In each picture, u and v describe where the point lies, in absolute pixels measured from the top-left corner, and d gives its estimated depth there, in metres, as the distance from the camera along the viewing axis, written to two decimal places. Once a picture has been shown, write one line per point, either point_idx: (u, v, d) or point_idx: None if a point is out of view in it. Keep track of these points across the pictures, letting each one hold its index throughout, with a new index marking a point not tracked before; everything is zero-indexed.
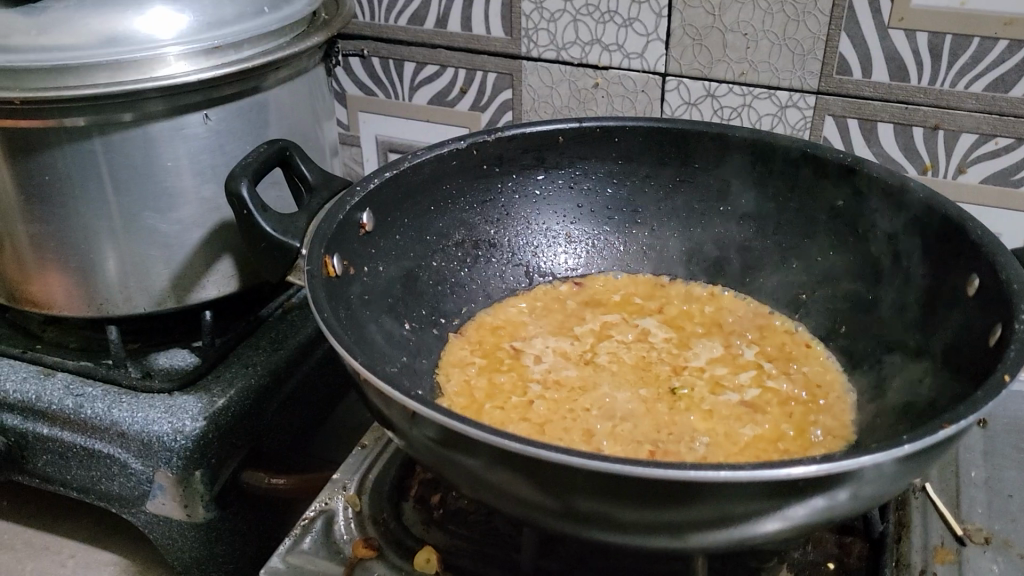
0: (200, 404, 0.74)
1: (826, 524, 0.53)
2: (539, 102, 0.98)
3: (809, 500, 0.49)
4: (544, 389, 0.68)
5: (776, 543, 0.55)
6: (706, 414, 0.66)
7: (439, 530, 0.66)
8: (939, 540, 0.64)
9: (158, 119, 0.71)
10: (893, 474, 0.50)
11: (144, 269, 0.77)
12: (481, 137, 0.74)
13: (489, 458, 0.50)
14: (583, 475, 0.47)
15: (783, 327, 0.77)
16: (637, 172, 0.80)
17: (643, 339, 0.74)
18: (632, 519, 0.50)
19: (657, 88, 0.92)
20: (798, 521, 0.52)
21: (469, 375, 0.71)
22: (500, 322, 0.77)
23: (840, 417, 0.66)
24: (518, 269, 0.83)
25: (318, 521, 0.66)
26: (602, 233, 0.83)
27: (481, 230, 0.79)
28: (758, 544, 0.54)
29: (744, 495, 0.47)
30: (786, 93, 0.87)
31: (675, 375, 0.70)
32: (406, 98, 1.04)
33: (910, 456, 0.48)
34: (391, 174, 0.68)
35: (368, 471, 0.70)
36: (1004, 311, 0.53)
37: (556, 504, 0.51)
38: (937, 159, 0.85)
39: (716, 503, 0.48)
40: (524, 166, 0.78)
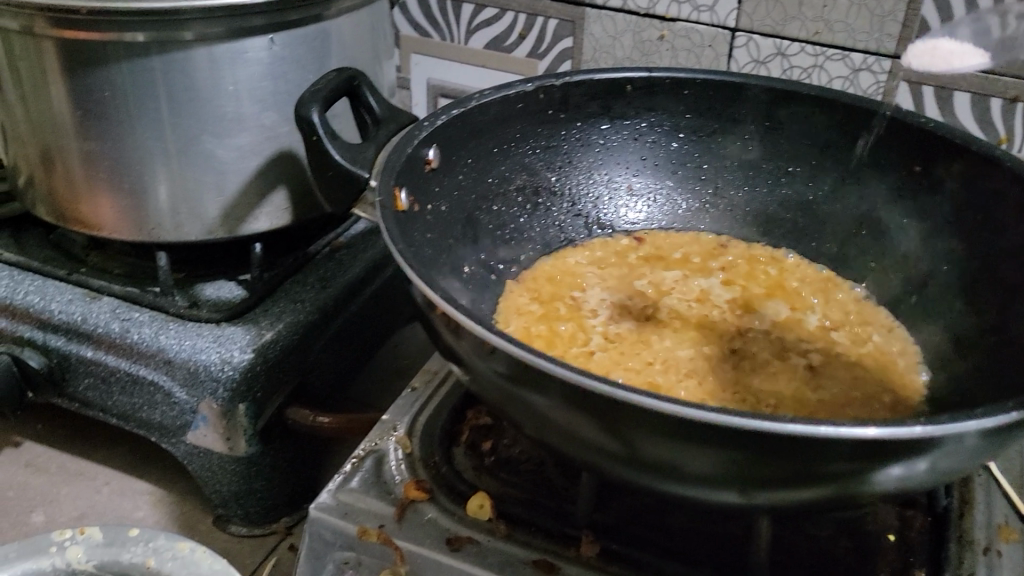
0: (249, 335, 0.73)
1: (904, 491, 0.51)
2: (600, 52, 0.95)
3: (894, 465, 0.47)
4: (606, 341, 0.66)
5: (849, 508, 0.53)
6: (772, 376, 0.64)
7: (491, 477, 0.65)
8: (1002, 519, 0.62)
9: (221, 40, 0.69)
10: (978, 446, 0.48)
11: (196, 197, 0.75)
12: (549, 80, 0.72)
13: (565, 400, 0.48)
14: (667, 423, 0.45)
15: (851, 295, 0.74)
16: (705, 126, 0.77)
17: (707, 297, 0.72)
18: (709, 472, 0.48)
19: (725, 44, 0.89)
20: (876, 488, 0.50)
21: (529, 323, 0.68)
22: (558, 271, 0.75)
23: (910, 386, 0.64)
24: (577, 220, 0.80)
25: (368, 460, 0.65)
26: (664, 188, 0.81)
27: (543, 177, 0.77)
28: (831, 507, 0.53)
29: (830, 455, 0.46)
30: (860, 55, 0.84)
31: (740, 335, 0.68)
32: (462, 41, 1.01)
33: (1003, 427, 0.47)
34: (459, 111, 0.67)
35: (418, 414, 0.69)
36: None
37: (630, 452, 0.49)
38: (1013, 133, 0.83)
39: (801, 462, 0.46)
40: (590, 114, 0.76)
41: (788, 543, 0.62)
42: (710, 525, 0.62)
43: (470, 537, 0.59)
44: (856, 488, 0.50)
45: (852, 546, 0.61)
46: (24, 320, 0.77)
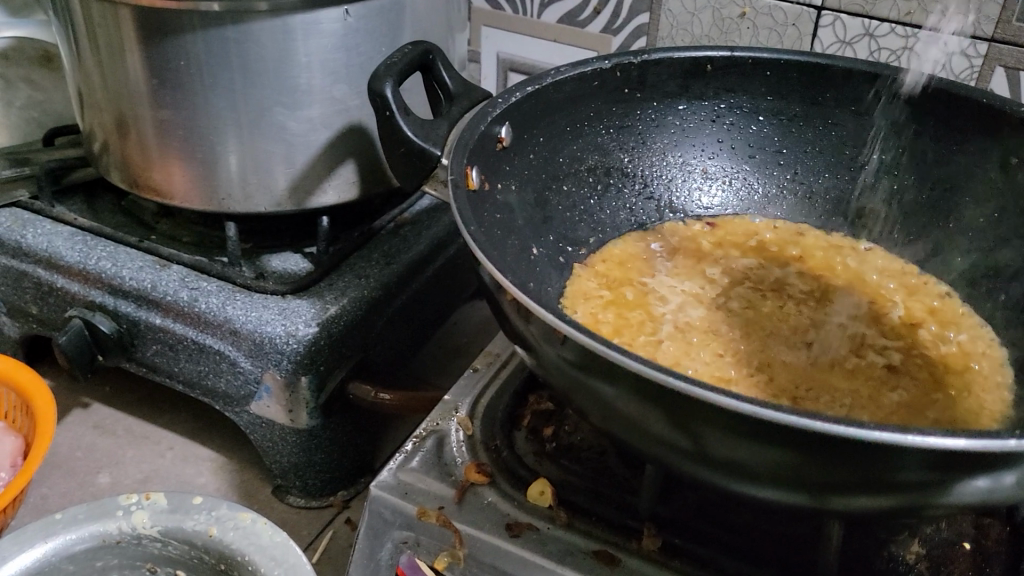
0: (314, 309, 0.73)
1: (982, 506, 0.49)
2: (677, 29, 0.92)
3: (974, 478, 0.45)
4: (676, 331, 0.64)
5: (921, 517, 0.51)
6: (849, 374, 0.61)
7: (553, 463, 0.64)
8: None
9: (297, 11, 0.68)
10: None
11: (266, 168, 0.75)
12: (627, 58, 0.70)
13: (634, 392, 0.47)
14: (741, 422, 0.44)
15: (934, 291, 0.70)
16: (785, 109, 0.75)
17: (781, 287, 0.70)
18: (781, 475, 0.47)
19: (809, 23, 0.85)
20: (952, 501, 0.48)
21: (596, 308, 0.67)
22: (627, 255, 0.73)
23: (998, 388, 0.61)
24: (649, 203, 0.78)
25: (429, 441, 0.64)
26: (740, 172, 0.79)
27: (615, 157, 0.75)
28: (902, 515, 0.51)
29: (910, 465, 0.44)
30: (954, 37, 0.80)
31: (815, 329, 0.65)
32: (535, 15, 0.99)
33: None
34: (534, 89, 0.66)
35: (480, 396, 0.68)
36: None
37: (701, 449, 0.48)
38: None
39: (882, 470, 0.44)
40: (666, 93, 0.74)
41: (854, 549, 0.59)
42: (776, 525, 0.60)
43: (530, 524, 0.58)
44: (931, 499, 0.48)
45: (923, 552, 0.59)
46: (96, 285, 0.79)
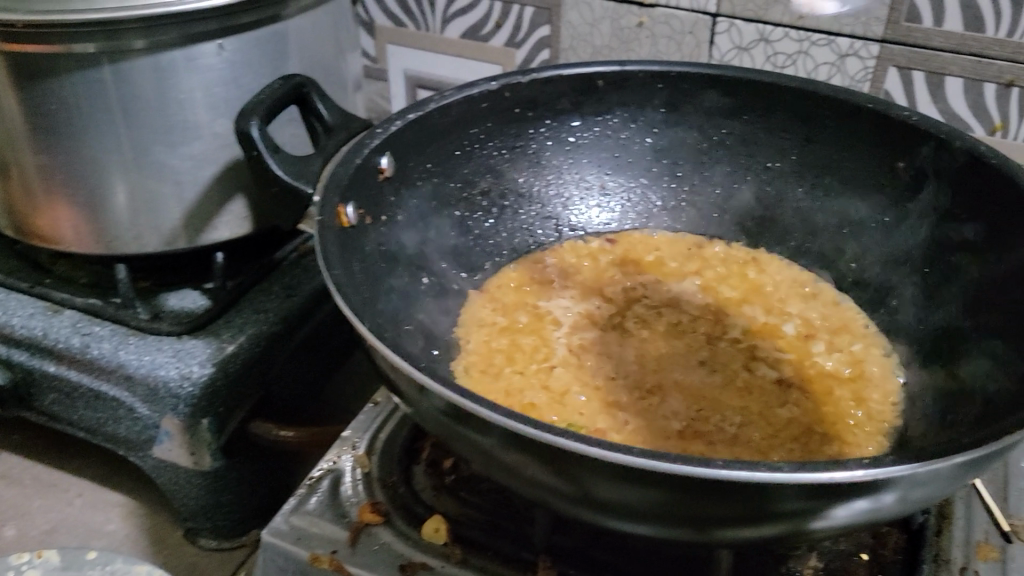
0: (209, 349, 0.71)
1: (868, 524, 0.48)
2: (578, 40, 0.91)
3: (850, 501, 0.44)
4: (570, 353, 0.64)
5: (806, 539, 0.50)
6: (740, 391, 0.61)
7: (450, 497, 0.63)
8: (982, 535, 0.60)
9: (171, 48, 0.67)
10: (947, 476, 0.45)
11: (154, 207, 0.73)
12: (515, 78, 0.68)
13: (501, 439, 0.46)
14: (604, 466, 0.43)
15: (828, 298, 0.71)
16: (681, 121, 0.73)
17: (677, 303, 0.70)
18: (655, 511, 0.46)
19: (706, 30, 0.85)
20: (834, 523, 0.47)
21: (490, 335, 0.66)
22: (525, 278, 0.73)
23: (887, 396, 0.61)
24: (547, 223, 0.77)
25: (325, 481, 0.63)
26: (637, 186, 0.78)
27: (509, 178, 0.74)
28: (786, 539, 0.50)
29: (777, 496, 0.43)
30: (846, 40, 0.80)
31: (708, 346, 0.65)
32: (438, 31, 0.98)
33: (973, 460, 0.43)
34: (415, 116, 0.63)
35: (378, 431, 0.67)
36: None
37: (575, 490, 0.47)
38: (1008, 119, 0.78)
39: (751, 501, 0.43)
40: (559, 110, 0.72)
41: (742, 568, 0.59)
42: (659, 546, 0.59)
43: (423, 563, 0.57)
44: (808, 524, 0.47)
45: (820, 566, 0.59)
46: None
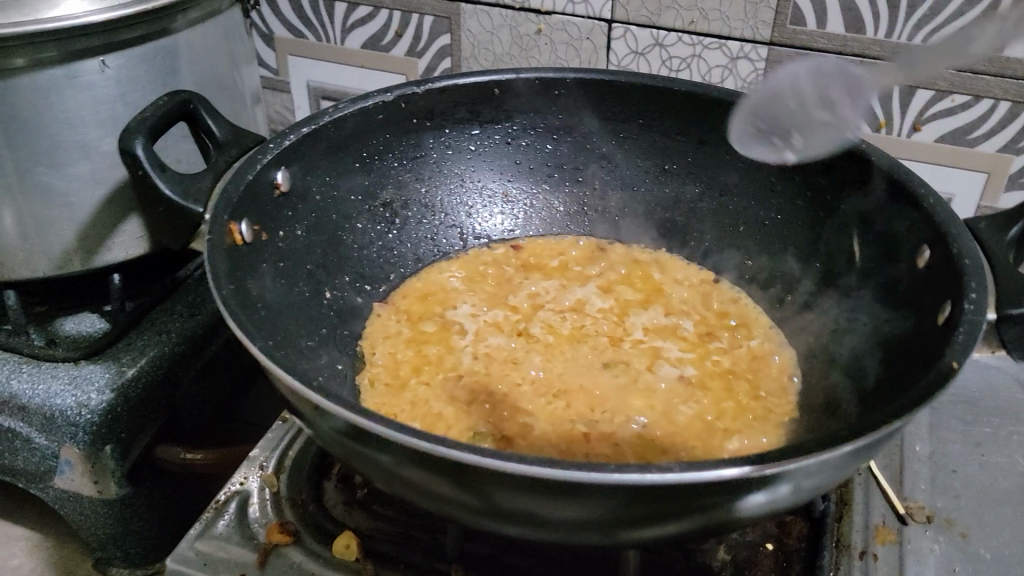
0: (108, 374, 0.69)
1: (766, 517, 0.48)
2: (479, 49, 0.91)
3: (748, 496, 0.44)
4: (476, 362, 0.65)
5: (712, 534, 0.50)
6: (643, 391, 0.62)
7: (362, 511, 0.62)
8: (880, 519, 0.62)
9: (51, 67, 0.64)
10: (844, 463, 0.45)
11: (44, 230, 0.71)
12: (410, 89, 0.67)
13: (404, 456, 0.45)
14: (506, 478, 0.42)
15: (727, 296, 0.73)
16: (580, 126, 0.74)
17: (580, 308, 0.71)
18: (561, 518, 0.45)
19: (602, 36, 0.86)
20: (736, 517, 0.47)
21: (396, 347, 0.66)
22: (431, 288, 0.73)
23: (784, 390, 0.63)
24: (451, 231, 0.78)
25: (232, 503, 0.62)
26: (540, 192, 0.79)
27: (411, 189, 0.74)
28: (692, 536, 0.50)
29: (678, 495, 0.43)
30: (737, 43, 0.82)
31: (613, 347, 0.67)
32: (338, 42, 0.97)
33: (864, 446, 0.43)
34: (309, 129, 0.62)
35: (287, 448, 0.66)
36: (954, 289, 0.51)
37: (484, 503, 0.46)
38: (891, 116, 0.81)
39: (655, 502, 0.43)
40: (457, 120, 0.72)
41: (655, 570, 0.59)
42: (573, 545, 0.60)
43: None
44: (719, 517, 0.46)
45: (728, 559, 0.60)
46: None
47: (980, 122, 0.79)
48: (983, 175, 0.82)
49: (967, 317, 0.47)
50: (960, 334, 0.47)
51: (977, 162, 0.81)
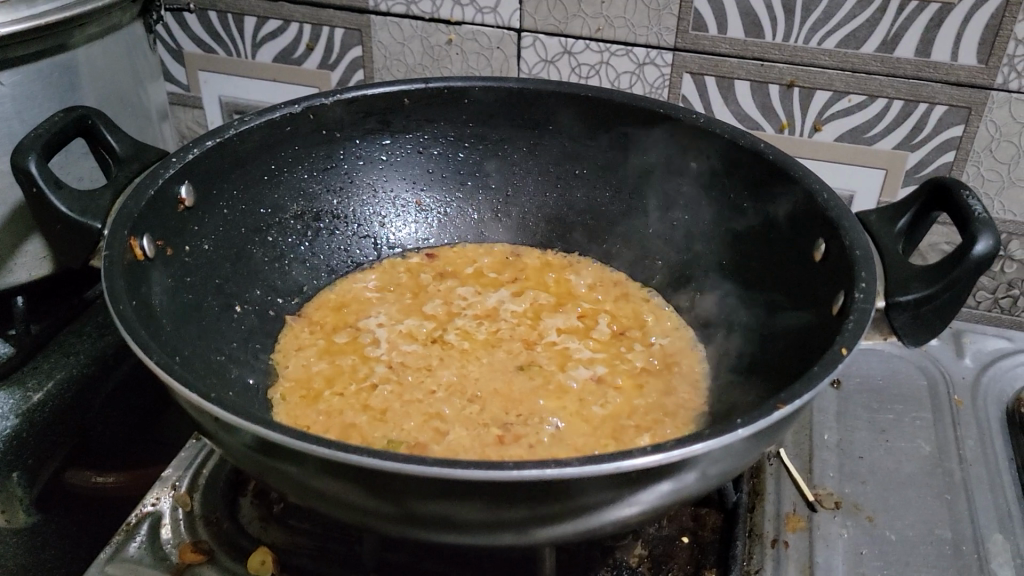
0: (10, 398, 0.67)
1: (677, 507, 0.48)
2: (391, 60, 0.92)
3: (654, 486, 0.45)
4: (390, 370, 0.64)
5: (629, 528, 0.50)
6: (556, 392, 0.63)
7: (279, 527, 0.62)
8: (790, 507, 0.64)
9: None
10: (743, 450, 0.46)
11: None
12: (317, 100, 0.67)
13: (312, 466, 0.44)
14: (414, 482, 0.42)
15: (640, 296, 0.74)
16: (490, 135, 0.75)
17: (494, 313, 0.71)
18: (472, 520, 0.45)
19: (512, 45, 0.87)
20: (648, 508, 0.47)
21: (309, 360, 0.66)
22: (345, 300, 0.73)
23: (694, 385, 0.65)
24: (365, 242, 0.78)
25: (144, 524, 0.61)
26: (453, 201, 0.79)
27: (322, 201, 0.74)
28: (611, 532, 0.50)
29: (585, 489, 0.43)
30: (643, 50, 0.84)
31: (527, 351, 0.67)
32: (249, 56, 0.96)
33: (762, 431, 0.45)
34: (214, 142, 0.61)
35: (201, 467, 0.65)
36: (846, 280, 0.53)
37: (396, 512, 0.45)
38: (793, 117, 0.84)
39: (561, 501, 0.43)
40: (367, 130, 0.72)
41: (571, 566, 0.60)
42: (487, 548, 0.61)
43: None
44: (630, 510, 0.46)
45: (645, 554, 0.61)
46: None
47: (876, 120, 0.82)
48: (881, 171, 0.85)
49: (857, 306, 0.49)
50: (850, 323, 0.48)
51: (875, 159, 0.84)
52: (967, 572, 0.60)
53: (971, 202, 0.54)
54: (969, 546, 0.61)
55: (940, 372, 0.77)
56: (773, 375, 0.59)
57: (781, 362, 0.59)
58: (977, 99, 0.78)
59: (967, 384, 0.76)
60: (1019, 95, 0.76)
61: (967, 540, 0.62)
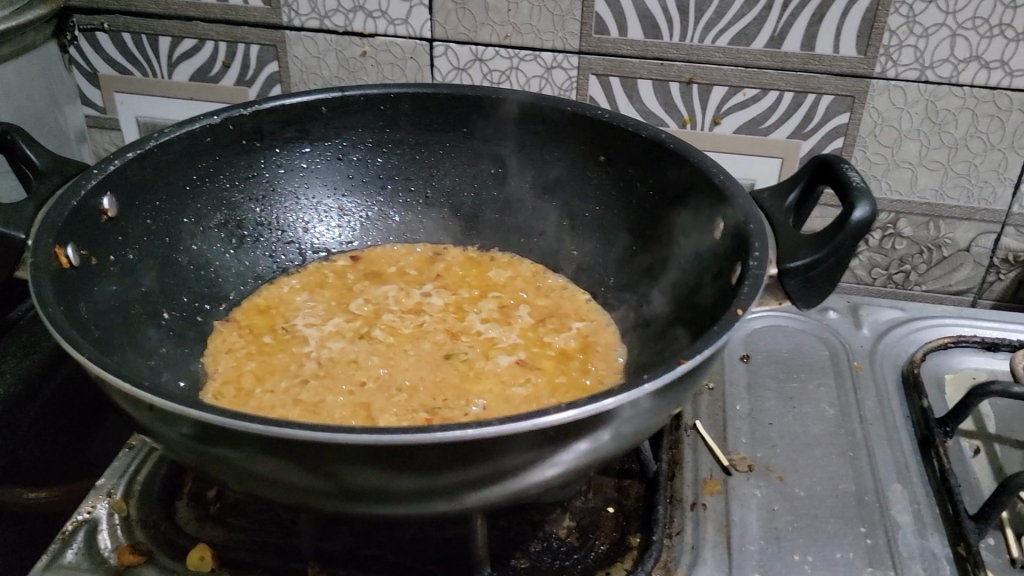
0: None
1: (595, 466, 0.52)
2: (307, 74, 0.94)
3: (570, 444, 0.48)
4: (319, 366, 0.67)
5: (553, 491, 0.53)
6: (479, 376, 0.66)
7: (217, 525, 0.63)
8: (707, 472, 0.68)
9: None
10: (651, 408, 0.50)
11: None
12: (236, 111, 0.69)
13: (247, 446, 0.46)
14: (346, 451, 0.44)
15: (556, 285, 0.78)
16: (407, 139, 0.78)
17: (419, 307, 0.74)
18: (403, 487, 0.48)
19: (425, 54, 0.90)
20: (567, 468, 0.51)
21: (238, 361, 0.68)
22: (271, 303, 0.75)
23: (610, 363, 0.69)
24: (289, 247, 0.79)
25: (80, 532, 0.61)
26: (375, 204, 0.81)
27: (246, 209, 0.75)
28: (536, 495, 0.53)
29: (506, 447, 0.46)
30: (550, 54, 0.88)
31: (453, 341, 0.70)
32: (165, 75, 0.96)
33: (667, 385, 0.49)
34: (134, 154, 0.63)
35: (135, 474, 0.66)
36: (742, 251, 0.57)
37: (333, 485, 0.48)
38: (694, 112, 0.89)
39: (485, 461, 0.46)
40: (287, 139, 0.74)
41: (503, 540, 0.63)
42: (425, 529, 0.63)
43: None
44: (550, 470, 0.50)
45: (573, 525, 0.65)
46: None
47: (770, 111, 0.87)
48: (778, 160, 0.90)
49: (750, 273, 0.53)
50: (744, 288, 0.53)
51: (771, 148, 0.89)
52: (871, 518, 0.64)
53: (849, 175, 0.59)
54: (872, 496, 0.66)
55: (840, 342, 0.82)
56: (685, 346, 0.63)
57: (693, 335, 0.63)
58: (859, 88, 0.84)
59: (866, 352, 0.81)
60: (896, 82, 0.83)
61: (870, 491, 0.66)
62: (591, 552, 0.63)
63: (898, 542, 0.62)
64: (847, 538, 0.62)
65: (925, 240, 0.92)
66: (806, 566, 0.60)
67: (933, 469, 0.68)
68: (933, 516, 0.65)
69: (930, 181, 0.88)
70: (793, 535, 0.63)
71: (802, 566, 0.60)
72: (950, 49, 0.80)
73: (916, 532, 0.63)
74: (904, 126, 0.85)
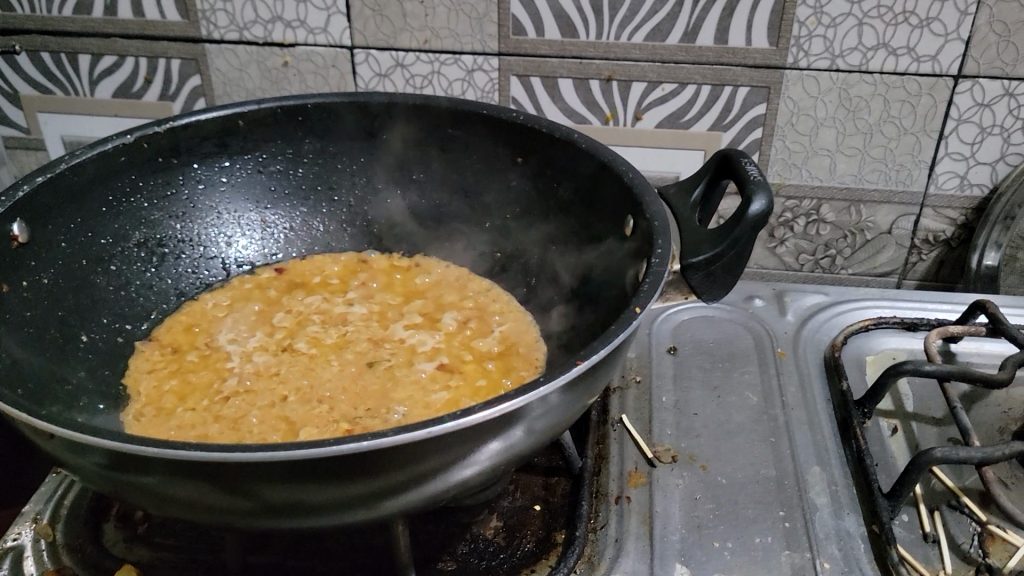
0: None
1: (504, 468, 0.53)
2: (230, 86, 0.94)
3: (473, 450, 0.49)
4: (241, 381, 0.67)
5: (467, 494, 0.54)
6: (400, 383, 0.67)
7: (144, 545, 0.63)
8: (632, 465, 0.69)
9: None
10: (555, 410, 0.51)
11: None
12: (149, 129, 0.69)
13: (150, 469, 0.46)
14: (246, 470, 0.45)
15: (481, 287, 0.79)
16: (326, 149, 0.78)
17: (344, 317, 0.75)
18: (308, 502, 0.48)
19: (346, 62, 0.91)
20: (475, 473, 0.52)
21: (160, 380, 0.68)
22: (194, 320, 0.75)
23: (531, 364, 0.70)
24: (212, 263, 0.80)
25: (6, 560, 0.61)
26: (297, 216, 0.82)
27: (166, 227, 0.75)
28: (449, 500, 0.54)
29: (407, 457, 0.47)
30: (470, 57, 0.89)
31: (375, 350, 0.71)
32: (87, 92, 0.96)
33: (568, 386, 0.50)
34: (44, 177, 0.62)
35: (62, 498, 0.66)
36: (646, 248, 0.58)
37: (239, 503, 0.48)
38: (615, 109, 0.90)
39: (389, 471, 0.47)
40: (205, 154, 0.74)
41: (429, 544, 0.64)
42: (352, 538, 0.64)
43: None
44: (457, 475, 0.51)
45: (500, 525, 0.66)
46: None
47: (689, 105, 0.88)
48: (700, 152, 0.92)
49: (651, 270, 0.54)
50: (644, 286, 0.54)
51: (692, 141, 0.91)
52: (790, 502, 0.65)
53: (749, 169, 0.60)
54: (792, 479, 0.68)
55: (765, 328, 0.83)
56: None
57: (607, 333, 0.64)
58: (774, 78, 0.85)
59: (789, 338, 0.83)
60: (809, 72, 0.84)
61: (790, 475, 0.68)
62: (517, 551, 0.64)
63: (816, 523, 0.64)
64: (766, 523, 0.64)
65: (848, 225, 0.94)
66: (726, 552, 0.62)
67: (851, 449, 0.70)
68: (850, 496, 0.66)
69: (848, 167, 0.90)
70: (714, 522, 0.64)
71: (722, 553, 0.62)
72: (858, 38, 0.81)
73: (833, 513, 0.65)
74: (820, 114, 0.87)
